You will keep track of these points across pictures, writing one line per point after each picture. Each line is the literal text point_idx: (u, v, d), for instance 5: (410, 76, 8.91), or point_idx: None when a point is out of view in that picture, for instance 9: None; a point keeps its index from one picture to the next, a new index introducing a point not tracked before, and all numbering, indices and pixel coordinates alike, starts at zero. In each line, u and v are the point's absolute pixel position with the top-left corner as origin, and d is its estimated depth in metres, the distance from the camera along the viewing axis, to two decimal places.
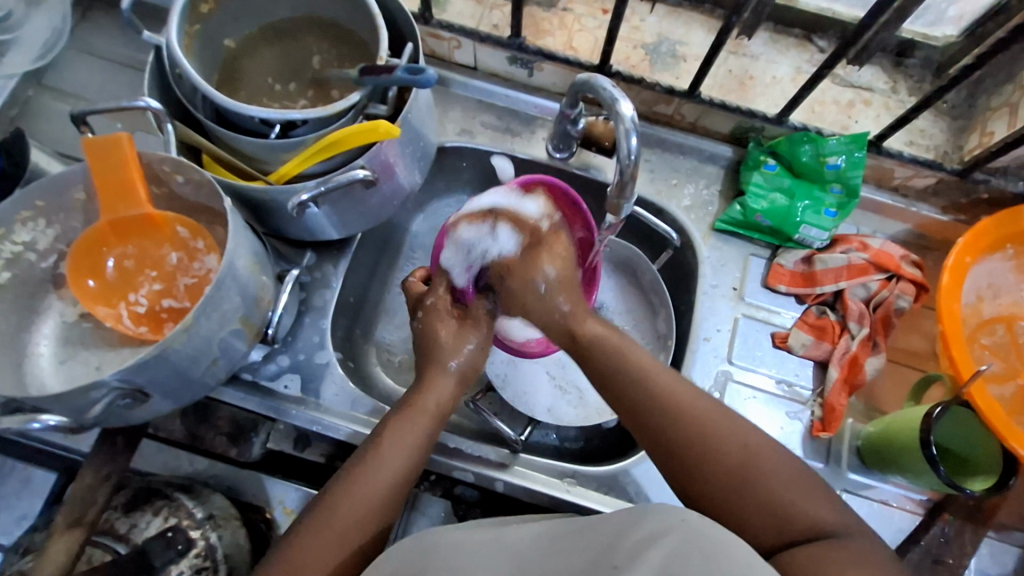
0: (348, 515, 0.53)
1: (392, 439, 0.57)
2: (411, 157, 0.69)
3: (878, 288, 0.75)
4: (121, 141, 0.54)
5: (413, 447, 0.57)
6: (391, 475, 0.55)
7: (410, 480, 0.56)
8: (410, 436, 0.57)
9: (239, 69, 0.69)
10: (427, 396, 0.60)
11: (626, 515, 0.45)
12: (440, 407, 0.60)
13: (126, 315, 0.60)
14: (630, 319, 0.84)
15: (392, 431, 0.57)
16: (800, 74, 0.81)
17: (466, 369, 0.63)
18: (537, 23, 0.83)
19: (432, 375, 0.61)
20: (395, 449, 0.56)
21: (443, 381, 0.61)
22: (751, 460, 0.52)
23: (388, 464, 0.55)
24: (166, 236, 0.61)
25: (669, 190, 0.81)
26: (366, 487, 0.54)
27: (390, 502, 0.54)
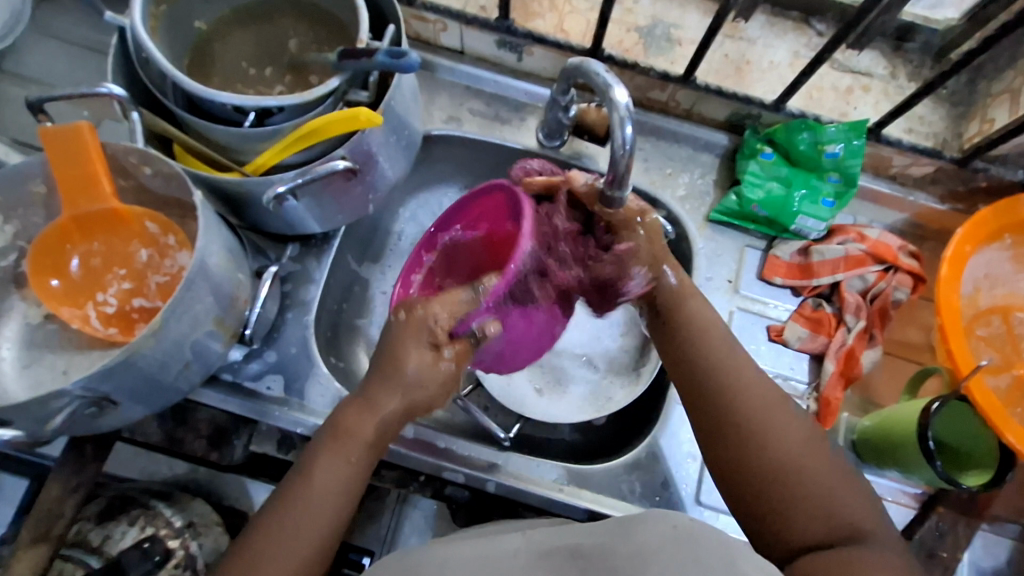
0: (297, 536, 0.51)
1: (325, 467, 0.53)
2: (395, 147, 0.66)
3: (875, 280, 0.74)
4: (82, 130, 0.51)
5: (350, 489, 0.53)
6: (331, 499, 0.52)
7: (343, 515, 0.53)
8: (343, 473, 0.53)
9: (212, 54, 0.65)
10: (361, 423, 0.54)
11: (621, 525, 0.44)
12: (370, 440, 0.54)
13: (94, 316, 0.57)
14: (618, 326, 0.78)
15: (321, 471, 0.53)
16: (797, 58, 0.79)
17: (416, 403, 0.55)
18: (526, 5, 0.79)
19: (371, 403, 0.54)
20: (322, 488, 0.52)
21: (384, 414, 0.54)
22: (775, 417, 0.54)
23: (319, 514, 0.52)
24: (134, 231, 0.57)
25: (663, 180, 0.79)
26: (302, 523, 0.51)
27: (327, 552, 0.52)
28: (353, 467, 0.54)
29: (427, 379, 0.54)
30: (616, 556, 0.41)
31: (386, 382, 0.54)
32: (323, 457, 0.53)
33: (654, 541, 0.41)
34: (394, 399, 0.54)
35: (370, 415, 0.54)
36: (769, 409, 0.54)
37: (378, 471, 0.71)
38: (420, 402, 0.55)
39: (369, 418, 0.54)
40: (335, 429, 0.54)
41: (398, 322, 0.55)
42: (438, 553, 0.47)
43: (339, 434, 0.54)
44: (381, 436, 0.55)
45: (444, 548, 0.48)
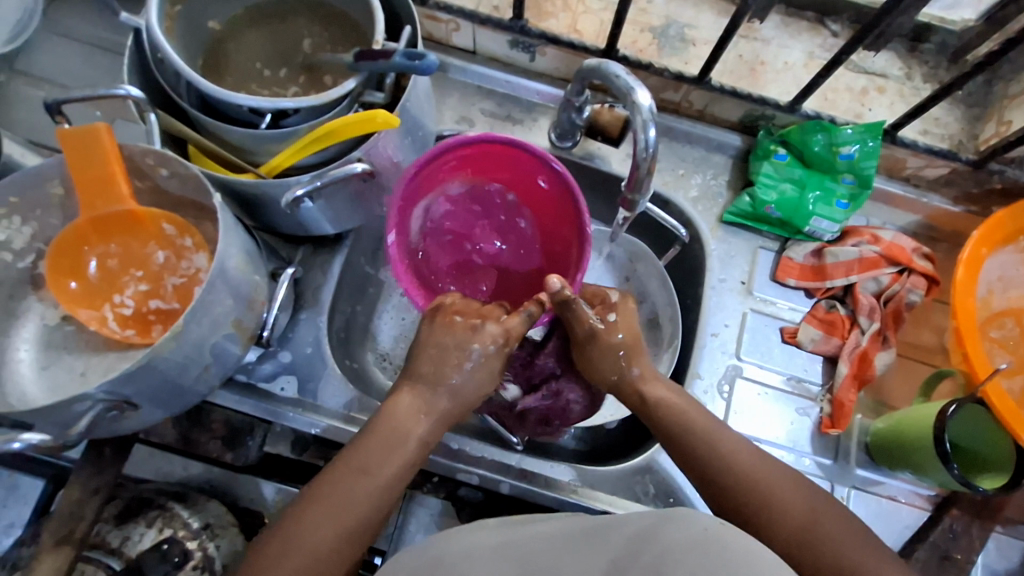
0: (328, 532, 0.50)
1: (368, 457, 0.53)
2: (409, 148, 0.66)
3: (889, 282, 0.73)
4: (100, 132, 0.51)
5: (393, 490, 0.53)
6: (368, 495, 0.52)
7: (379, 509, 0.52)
8: (387, 477, 0.52)
9: (226, 54, 0.65)
10: (412, 424, 0.54)
11: (654, 521, 0.44)
12: (421, 440, 0.54)
13: (111, 317, 0.57)
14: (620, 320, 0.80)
15: (365, 474, 0.52)
16: (812, 59, 0.78)
17: (471, 394, 0.56)
18: (539, 5, 0.79)
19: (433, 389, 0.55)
20: (364, 491, 0.51)
21: (437, 405, 0.55)
22: (774, 492, 0.54)
23: (350, 511, 0.51)
24: (151, 233, 0.57)
25: (676, 181, 0.79)
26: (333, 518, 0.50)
27: (344, 553, 0.50)
28: (400, 470, 0.53)
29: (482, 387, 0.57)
30: (647, 555, 0.41)
31: (436, 391, 0.55)
32: (362, 464, 0.52)
33: (684, 540, 0.41)
34: (445, 402, 0.55)
35: (424, 416, 0.55)
36: (766, 472, 0.55)
37: None
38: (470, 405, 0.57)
39: (421, 419, 0.55)
40: (382, 428, 0.54)
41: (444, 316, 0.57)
42: (460, 546, 0.46)
43: (389, 431, 0.54)
44: (434, 432, 0.55)
45: (460, 538, 0.47)
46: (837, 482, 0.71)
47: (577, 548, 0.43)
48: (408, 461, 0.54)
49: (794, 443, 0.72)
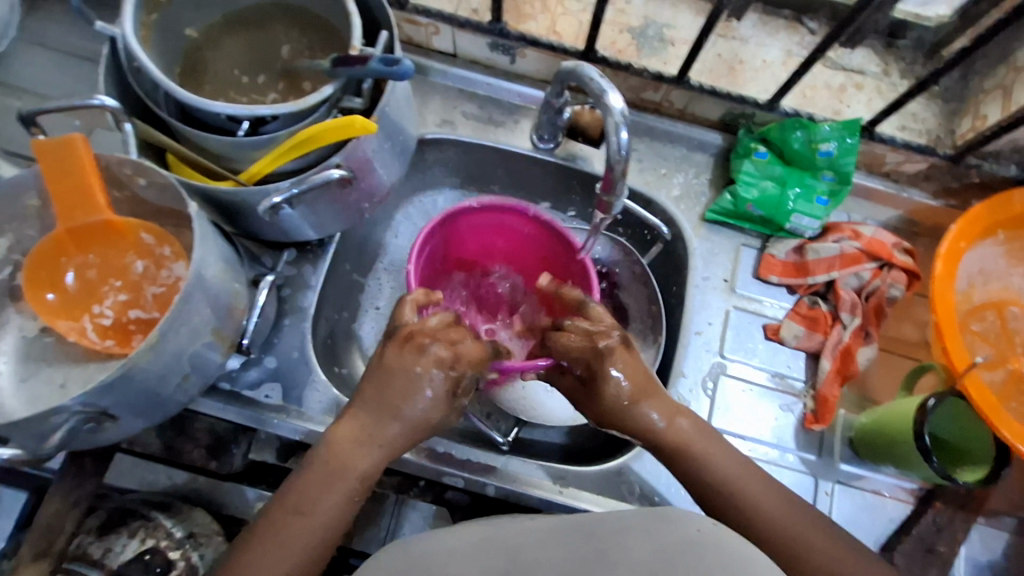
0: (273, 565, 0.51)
1: (309, 491, 0.53)
2: (389, 153, 0.66)
3: (871, 277, 0.74)
4: (75, 143, 0.51)
5: (335, 525, 0.54)
6: (311, 529, 0.53)
7: (325, 544, 0.53)
8: (330, 513, 0.53)
9: (204, 61, 0.65)
10: (354, 457, 0.55)
11: (646, 520, 0.43)
12: (364, 474, 0.54)
13: (90, 328, 0.57)
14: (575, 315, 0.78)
15: (307, 509, 0.53)
16: (790, 57, 0.79)
17: (422, 422, 0.56)
18: (518, 7, 0.79)
19: (375, 424, 0.55)
20: (309, 526, 0.53)
21: (387, 439, 0.55)
22: (784, 519, 0.55)
23: (291, 553, 0.52)
24: (130, 243, 0.57)
25: (658, 180, 0.79)
26: (274, 554, 0.51)
27: None
28: (342, 503, 0.54)
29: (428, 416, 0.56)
30: (644, 548, 0.40)
31: (376, 426, 0.55)
32: (299, 505, 0.53)
33: (680, 540, 0.40)
34: (390, 433, 0.55)
35: (367, 448, 0.55)
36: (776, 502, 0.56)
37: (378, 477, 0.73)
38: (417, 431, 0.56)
39: (367, 450, 0.55)
40: (326, 460, 0.54)
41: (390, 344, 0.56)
42: (438, 545, 0.46)
43: (331, 463, 0.54)
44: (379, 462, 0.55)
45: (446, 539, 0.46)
46: (821, 477, 0.72)
47: (560, 545, 0.42)
48: (348, 493, 0.54)
49: (778, 439, 0.72)
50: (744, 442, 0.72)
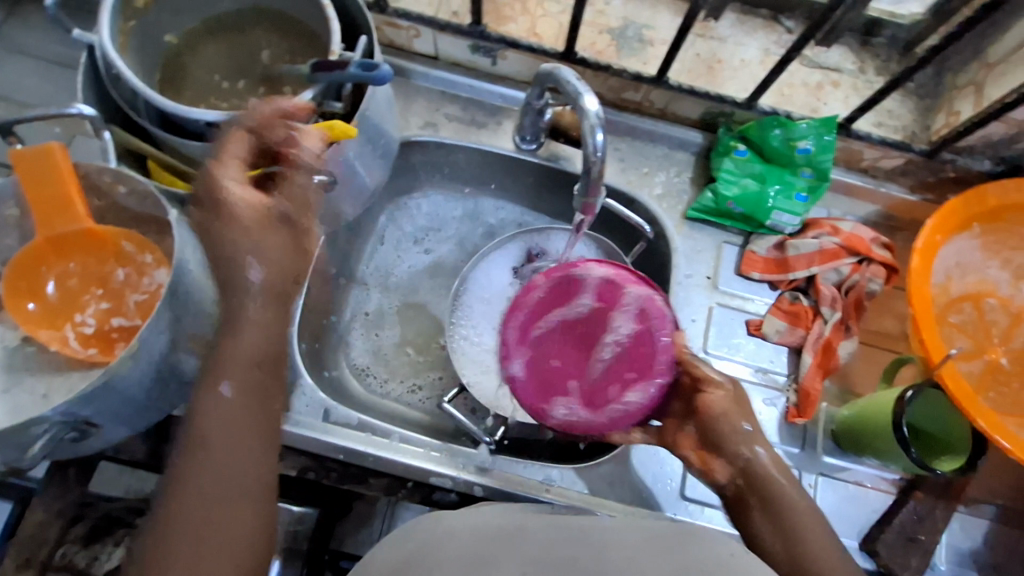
0: (190, 510, 0.44)
1: (198, 423, 0.47)
2: (371, 155, 0.67)
3: (850, 272, 0.75)
4: (53, 150, 0.52)
5: (254, 438, 0.48)
6: (220, 459, 0.46)
7: (242, 466, 0.47)
8: (254, 428, 0.48)
9: (184, 68, 0.65)
10: (231, 353, 0.49)
11: (674, 537, 0.44)
12: (246, 361, 0.49)
13: (73, 337, 0.56)
14: None
15: (210, 432, 0.47)
16: (767, 56, 0.80)
17: (272, 284, 0.51)
18: (498, 9, 0.80)
19: (236, 311, 0.50)
20: (214, 455, 0.46)
21: (252, 317, 0.50)
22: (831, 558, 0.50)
23: (229, 479, 0.46)
24: (111, 251, 0.57)
25: (640, 179, 0.80)
26: (190, 505, 0.44)
27: (234, 525, 0.45)
28: (248, 409, 0.48)
29: (292, 270, 0.52)
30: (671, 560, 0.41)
31: (239, 312, 0.50)
32: (199, 433, 0.47)
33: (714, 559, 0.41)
34: (257, 315, 0.50)
35: (241, 337, 0.50)
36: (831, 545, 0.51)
37: (366, 479, 0.70)
38: (284, 297, 0.52)
39: (241, 337, 0.49)
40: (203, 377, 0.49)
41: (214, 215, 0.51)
42: (454, 522, 0.45)
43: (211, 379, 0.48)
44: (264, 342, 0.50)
45: (458, 519, 0.46)
46: (805, 470, 0.73)
47: (589, 544, 0.42)
48: (251, 399, 0.49)
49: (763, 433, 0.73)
50: None
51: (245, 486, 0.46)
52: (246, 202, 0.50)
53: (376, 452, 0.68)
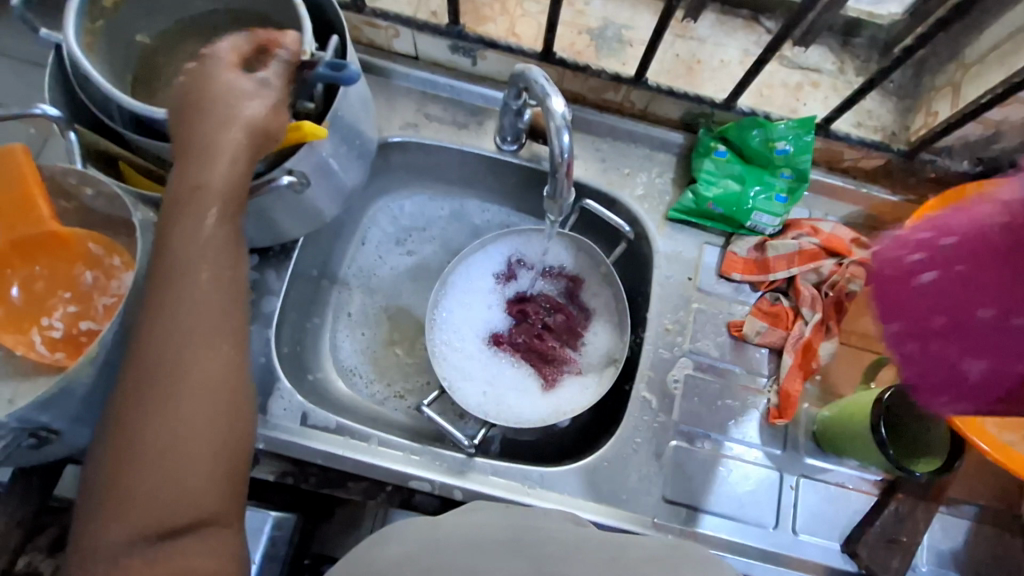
0: (165, 360, 0.43)
1: (167, 267, 0.46)
2: (347, 156, 0.66)
3: (830, 272, 0.75)
4: (16, 152, 0.52)
5: (225, 281, 0.47)
6: (195, 299, 0.45)
7: (214, 308, 0.46)
8: (219, 253, 0.47)
9: (157, 68, 0.64)
10: (198, 175, 0.48)
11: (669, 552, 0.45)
12: (220, 185, 0.48)
13: (39, 341, 0.55)
14: (558, 329, 0.81)
15: (179, 270, 0.46)
16: (747, 56, 0.79)
17: (251, 123, 0.50)
18: (477, 10, 0.79)
19: (202, 148, 0.48)
20: (186, 292, 0.45)
21: (224, 144, 0.48)
22: None
23: (203, 317, 0.45)
24: (78, 255, 0.57)
25: (621, 180, 0.80)
26: (161, 356, 0.43)
27: (211, 380, 0.44)
28: (219, 251, 0.47)
29: (267, 123, 0.50)
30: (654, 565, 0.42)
31: (207, 152, 0.48)
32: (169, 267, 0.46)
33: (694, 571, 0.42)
34: (225, 161, 0.48)
35: (212, 162, 0.48)
36: None
37: (344, 484, 0.69)
38: (260, 144, 0.50)
39: (218, 168, 0.48)
40: (173, 204, 0.47)
41: (201, 74, 0.51)
42: (453, 524, 0.47)
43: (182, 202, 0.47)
44: (234, 171, 0.49)
45: (452, 525, 0.47)
46: (786, 471, 0.72)
47: (595, 550, 0.44)
48: (220, 240, 0.48)
49: (742, 435, 0.73)
50: (706, 437, 0.73)
51: (225, 325, 0.46)
52: (225, 72, 0.51)
53: (354, 456, 0.67)
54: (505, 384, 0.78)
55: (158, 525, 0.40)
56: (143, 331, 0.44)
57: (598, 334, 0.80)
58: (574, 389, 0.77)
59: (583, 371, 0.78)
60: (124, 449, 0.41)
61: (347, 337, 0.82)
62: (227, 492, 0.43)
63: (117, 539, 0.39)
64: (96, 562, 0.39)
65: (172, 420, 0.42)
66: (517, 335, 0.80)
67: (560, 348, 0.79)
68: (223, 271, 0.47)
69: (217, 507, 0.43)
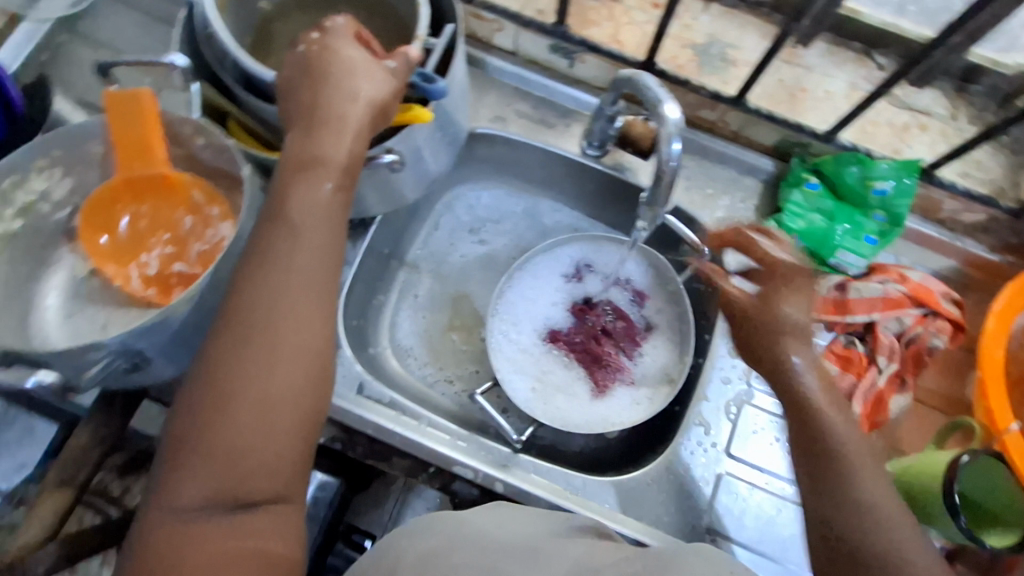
0: (268, 319, 0.44)
1: (280, 228, 0.47)
2: (440, 141, 0.67)
3: (913, 324, 0.72)
4: (142, 96, 0.54)
5: (330, 251, 0.48)
6: (303, 261, 0.47)
7: (318, 274, 0.47)
8: (330, 222, 0.49)
9: (273, 34, 0.67)
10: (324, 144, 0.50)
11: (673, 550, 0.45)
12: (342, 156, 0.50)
13: (135, 276, 0.58)
14: (620, 336, 0.80)
15: (292, 233, 0.47)
16: (855, 91, 0.77)
17: (375, 103, 0.52)
18: (584, 13, 0.80)
19: (330, 117, 0.51)
20: (296, 254, 0.46)
21: (351, 117, 0.51)
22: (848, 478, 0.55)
23: (309, 282, 0.46)
24: (182, 200, 0.60)
25: (704, 201, 0.78)
26: (264, 314, 0.44)
27: (305, 346, 0.44)
28: (330, 221, 0.49)
29: (388, 101, 0.53)
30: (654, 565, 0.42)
31: (335, 123, 0.51)
32: (283, 228, 0.47)
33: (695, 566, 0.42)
34: (345, 137, 0.51)
35: (337, 134, 0.51)
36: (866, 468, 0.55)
37: (389, 458, 0.70)
38: (377, 121, 0.53)
39: (343, 139, 0.51)
40: (294, 170, 0.50)
41: (326, 42, 0.53)
42: (477, 522, 0.46)
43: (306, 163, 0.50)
44: (355, 146, 0.51)
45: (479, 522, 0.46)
46: None
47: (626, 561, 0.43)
48: (332, 211, 0.49)
49: None
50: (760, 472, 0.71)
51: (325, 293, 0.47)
52: (354, 48, 0.53)
53: (404, 432, 0.68)
54: (553, 381, 0.78)
55: (235, 487, 0.40)
56: (248, 286, 0.45)
57: (656, 348, 0.79)
58: (625, 400, 0.76)
59: (637, 382, 0.77)
60: (214, 402, 0.42)
61: (408, 319, 0.83)
62: (300, 463, 0.43)
63: (196, 494, 0.40)
64: (170, 512, 0.39)
65: (266, 379, 0.43)
66: (574, 336, 0.80)
67: (615, 354, 0.79)
68: (330, 240, 0.49)
69: (289, 475, 0.43)
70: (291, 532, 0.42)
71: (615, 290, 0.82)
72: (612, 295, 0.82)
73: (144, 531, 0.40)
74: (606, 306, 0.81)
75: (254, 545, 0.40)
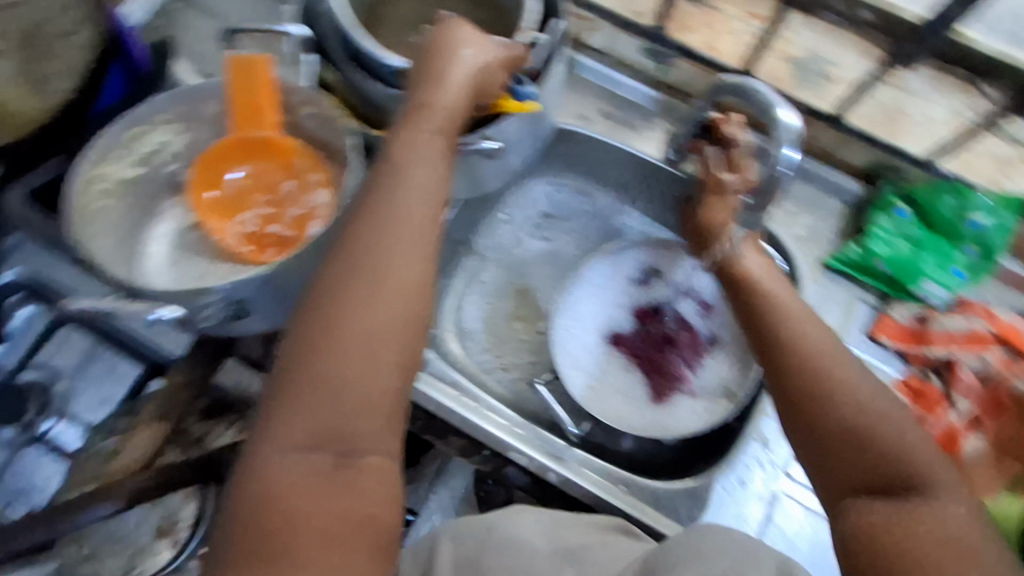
0: (371, 267, 0.46)
1: (387, 182, 0.50)
2: (531, 133, 0.69)
3: (996, 364, 0.69)
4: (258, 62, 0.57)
5: (430, 203, 0.50)
6: (407, 211, 0.49)
7: (419, 225, 0.49)
8: (432, 175, 0.51)
9: (383, 15, 0.69)
10: (433, 99, 0.53)
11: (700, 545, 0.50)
12: (450, 110, 0.53)
13: (232, 233, 0.61)
14: (685, 347, 0.79)
15: (397, 182, 0.50)
16: (958, 119, 0.73)
17: (479, 67, 0.55)
18: (682, 18, 0.80)
19: (438, 77, 0.54)
20: (400, 206, 0.49)
21: (455, 79, 0.54)
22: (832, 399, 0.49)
23: (409, 234, 0.48)
24: (285, 164, 0.62)
25: (783, 216, 0.77)
26: (368, 263, 0.46)
27: (403, 296, 0.46)
28: (432, 170, 0.51)
29: (492, 65, 0.56)
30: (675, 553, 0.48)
31: (440, 79, 0.54)
32: (389, 182, 0.50)
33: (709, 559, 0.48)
34: (451, 100, 0.53)
35: (439, 87, 0.53)
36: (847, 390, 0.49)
37: (446, 436, 0.72)
38: (480, 83, 0.55)
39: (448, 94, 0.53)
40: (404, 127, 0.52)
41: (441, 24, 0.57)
42: (506, 527, 0.53)
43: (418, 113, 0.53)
44: (459, 103, 0.54)
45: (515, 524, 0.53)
46: None
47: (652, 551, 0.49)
48: (435, 164, 0.51)
49: None
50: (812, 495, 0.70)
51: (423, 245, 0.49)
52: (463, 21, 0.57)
53: (463, 413, 0.69)
54: (613, 381, 0.77)
55: (338, 431, 0.43)
56: (356, 235, 0.48)
57: (717, 362, 0.78)
58: (683, 409, 0.76)
59: (696, 395, 0.76)
60: (321, 344, 0.44)
61: (473, 304, 0.85)
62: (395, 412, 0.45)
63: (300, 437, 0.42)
64: (279, 453, 0.42)
65: (367, 327, 0.45)
66: (637, 342, 0.79)
67: (677, 364, 0.78)
68: (432, 190, 0.51)
69: (386, 421, 0.44)
70: (386, 487, 0.44)
71: (688, 307, 0.80)
72: (684, 310, 0.80)
73: (254, 472, 0.42)
74: (675, 317, 0.80)
75: (353, 493, 0.42)
